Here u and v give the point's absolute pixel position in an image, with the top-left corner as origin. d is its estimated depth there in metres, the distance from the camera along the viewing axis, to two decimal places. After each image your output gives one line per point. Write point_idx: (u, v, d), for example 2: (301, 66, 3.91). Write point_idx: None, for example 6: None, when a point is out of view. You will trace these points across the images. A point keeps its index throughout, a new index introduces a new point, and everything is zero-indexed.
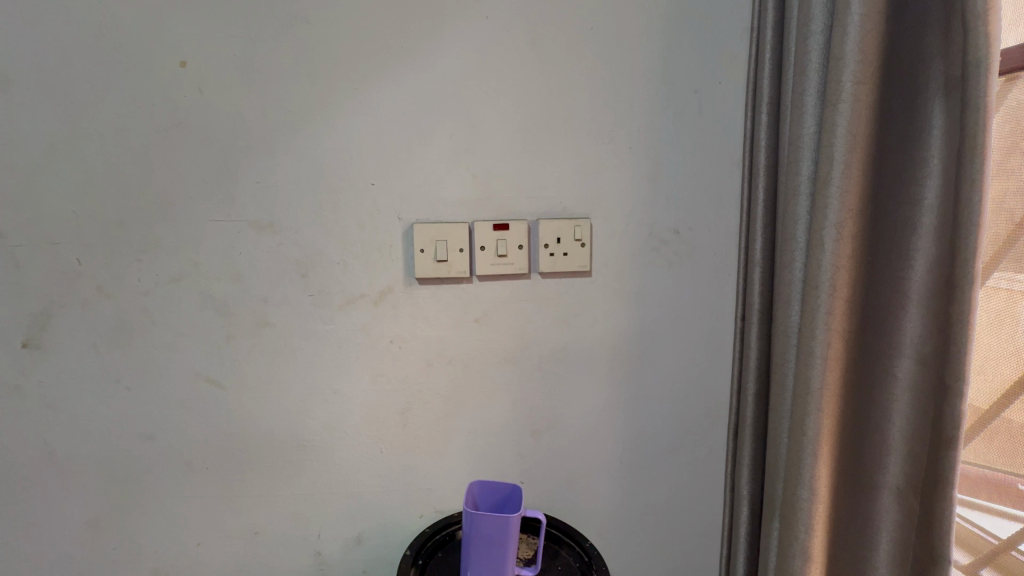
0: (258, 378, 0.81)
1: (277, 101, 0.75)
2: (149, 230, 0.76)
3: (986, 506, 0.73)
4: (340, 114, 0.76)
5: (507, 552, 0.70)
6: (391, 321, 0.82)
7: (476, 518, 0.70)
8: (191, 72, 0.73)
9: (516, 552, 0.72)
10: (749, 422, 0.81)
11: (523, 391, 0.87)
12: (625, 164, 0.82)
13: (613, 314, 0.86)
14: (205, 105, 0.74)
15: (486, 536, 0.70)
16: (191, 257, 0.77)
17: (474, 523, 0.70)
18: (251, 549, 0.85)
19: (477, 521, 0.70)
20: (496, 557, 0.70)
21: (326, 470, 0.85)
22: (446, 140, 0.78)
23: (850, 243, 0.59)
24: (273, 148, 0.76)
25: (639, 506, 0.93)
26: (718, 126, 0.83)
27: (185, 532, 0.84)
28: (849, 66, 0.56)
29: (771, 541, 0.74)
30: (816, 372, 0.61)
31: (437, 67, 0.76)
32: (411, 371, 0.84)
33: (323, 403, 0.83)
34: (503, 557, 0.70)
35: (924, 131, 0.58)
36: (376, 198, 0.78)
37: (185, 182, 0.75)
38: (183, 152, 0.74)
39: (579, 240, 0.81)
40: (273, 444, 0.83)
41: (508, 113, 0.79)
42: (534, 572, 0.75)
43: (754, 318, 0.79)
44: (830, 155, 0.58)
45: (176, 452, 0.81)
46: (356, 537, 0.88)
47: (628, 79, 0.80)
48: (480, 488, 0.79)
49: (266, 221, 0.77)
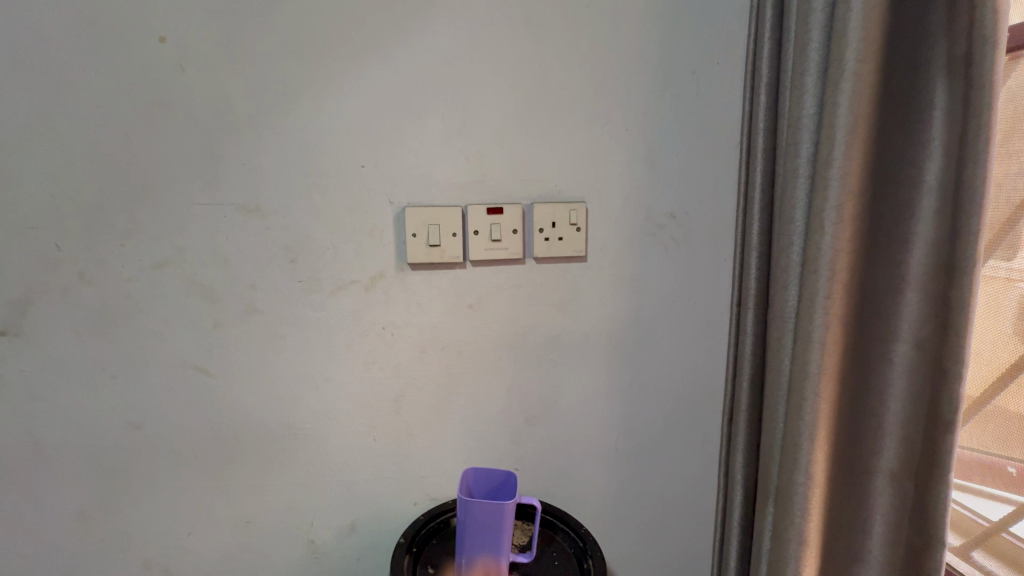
0: (247, 366, 0.79)
1: (262, 80, 0.72)
2: (131, 214, 0.73)
3: (980, 489, 0.73)
4: (328, 94, 0.73)
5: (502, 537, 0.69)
6: (383, 307, 0.80)
7: (469, 505, 0.69)
8: (171, 49, 0.70)
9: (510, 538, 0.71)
10: (744, 408, 0.81)
11: (518, 377, 0.86)
12: (621, 147, 0.80)
13: (608, 300, 0.85)
14: (187, 84, 0.71)
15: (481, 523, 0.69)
16: (176, 242, 0.75)
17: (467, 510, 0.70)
18: (243, 538, 0.85)
19: (470, 508, 0.69)
20: (489, 543, 0.70)
21: (319, 458, 0.84)
22: (438, 121, 0.76)
23: (851, 226, 0.58)
24: (258, 129, 0.73)
25: (634, 492, 0.93)
26: (716, 108, 0.81)
27: (175, 521, 0.82)
28: (853, 43, 0.54)
29: (765, 525, 0.74)
30: (814, 357, 0.61)
31: (428, 45, 0.74)
32: (405, 358, 0.82)
33: (315, 391, 0.82)
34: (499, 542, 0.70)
35: (926, 111, 0.56)
36: (367, 181, 0.76)
37: (167, 165, 0.73)
38: (164, 133, 0.72)
39: (575, 224, 0.80)
40: (264, 432, 0.82)
41: (502, 93, 0.76)
42: (528, 559, 0.74)
43: (750, 303, 0.78)
44: (831, 136, 0.57)
45: (164, 441, 0.80)
46: (349, 525, 0.87)
47: (625, 59, 0.78)
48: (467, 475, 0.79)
49: (253, 204, 0.75)
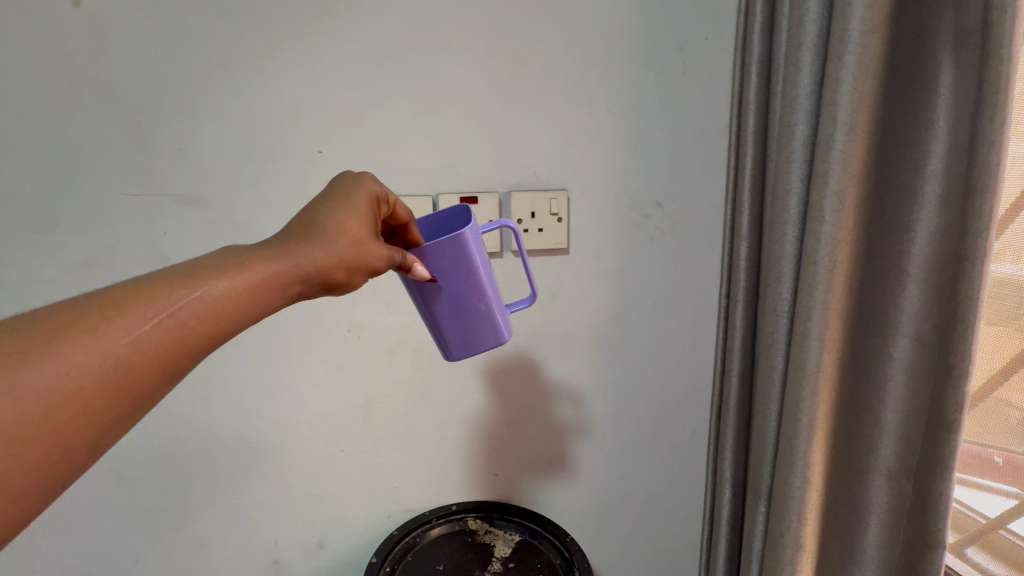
0: (193, 376, 0.71)
1: (196, 52, 0.63)
2: (46, 207, 0.63)
3: (978, 483, 0.66)
4: (275, 68, 0.65)
5: (486, 315, 0.53)
6: (347, 308, 0.73)
7: (436, 255, 0.50)
8: (87, 14, 0.60)
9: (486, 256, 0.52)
10: (733, 406, 0.77)
11: (496, 379, 0.80)
12: (604, 129, 0.74)
13: (592, 295, 0.80)
14: (106, 54, 0.61)
15: (442, 251, 0.50)
16: (103, 238, 0.65)
17: (433, 265, 0.50)
18: (199, 561, 0.78)
19: (437, 261, 0.50)
20: (456, 262, 0.50)
21: (280, 473, 0.77)
22: (403, 100, 0.68)
23: (852, 214, 0.53)
24: (195, 107, 0.64)
25: (619, 493, 0.89)
26: (704, 87, 0.76)
27: (120, 549, 0.74)
28: (858, 11, 0.49)
29: (756, 527, 0.71)
30: (811, 354, 0.57)
31: (389, 13, 0.66)
32: (372, 362, 0.76)
33: (273, 401, 0.74)
34: (478, 324, 0.53)
35: (930, 88, 0.52)
36: (324, 168, 0.68)
37: (88, 150, 0.63)
38: (82, 112, 0.62)
39: (555, 214, 0.74)
40: (217, 448, 0.74)
41: (472, 69, 0.69)
42: (531, 296, 0.59)
43: (739, 296, 0.74)
44: (833, 115, 0.52)
45: (100, 463, 0.71)
46: (318, 542, 0.81)
47: (607, 32, 0.71)
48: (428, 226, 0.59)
49: (192, 195, 0.66)
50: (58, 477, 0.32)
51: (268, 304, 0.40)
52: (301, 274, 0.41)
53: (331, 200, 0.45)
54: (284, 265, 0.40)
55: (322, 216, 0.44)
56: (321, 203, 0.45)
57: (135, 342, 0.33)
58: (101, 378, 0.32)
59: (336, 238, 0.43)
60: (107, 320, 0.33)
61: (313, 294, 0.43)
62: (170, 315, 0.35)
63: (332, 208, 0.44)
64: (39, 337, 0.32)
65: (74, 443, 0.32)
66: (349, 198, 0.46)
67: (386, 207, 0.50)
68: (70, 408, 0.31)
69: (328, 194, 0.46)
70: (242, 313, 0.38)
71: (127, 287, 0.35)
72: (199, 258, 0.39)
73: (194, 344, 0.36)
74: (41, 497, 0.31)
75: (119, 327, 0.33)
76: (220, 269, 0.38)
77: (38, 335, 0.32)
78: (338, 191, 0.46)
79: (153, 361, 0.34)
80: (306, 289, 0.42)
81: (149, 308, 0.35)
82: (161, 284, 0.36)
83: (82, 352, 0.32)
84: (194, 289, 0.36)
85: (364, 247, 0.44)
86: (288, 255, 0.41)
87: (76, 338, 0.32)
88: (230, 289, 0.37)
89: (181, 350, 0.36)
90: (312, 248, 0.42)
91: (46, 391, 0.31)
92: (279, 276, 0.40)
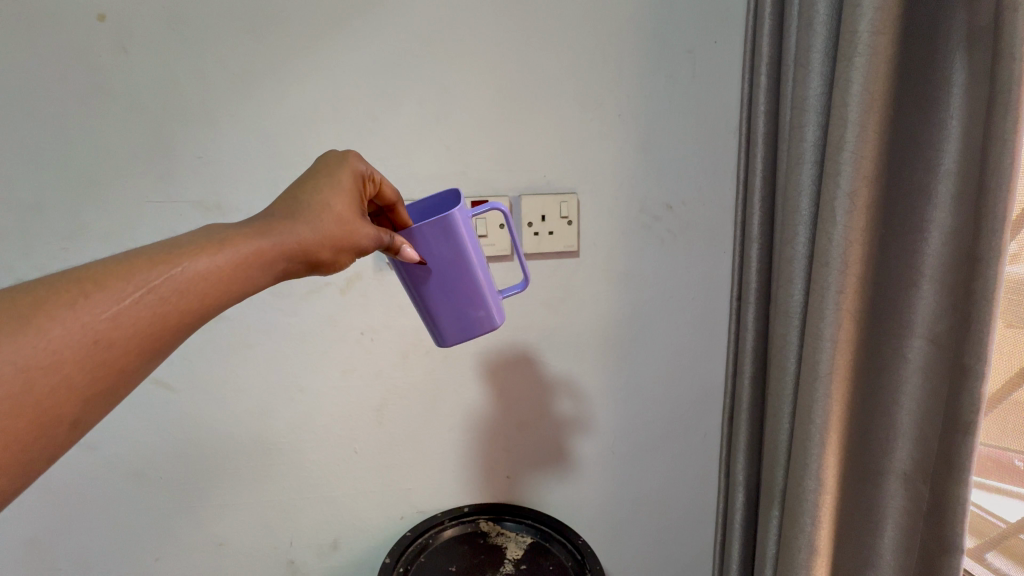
0: (212, 377, 0.73)
1: (215, 62, 0.65)
2: (73, 214, 0.66)
3: (997, 487, 0.65)
4: (292, 78, 0.66)
5: (478, 297, 0.54)
6: (361, 311, 0.74)
7: (424, 237, 0.50)
8: (113, 27, 0.62)
9: (474, 237, 0.52)
10: (745, 407, 0.77)
11: (508, 381, 0.81)
12: (613, 133, 0.75)
13: (603, 297, 0.80)
14: (129, 66, 0.63)
15: (429, 231, 0.50)
16: (126, 243, 0.67)
17: (422, 248, 0.51)
18: (216, 560, 0.79)
19: (425, 244, 0.50)
20: (443, 242, 0.50)
21: (296, 474, 0.78)
22: (415, 107, 0.70)
23: (863, 215, 0.53)
24: (214, 116, 0.66)
25: (631, 496, 0.89)
26: (713, 90, 0.76)
27: (140, 547, 0.76)
28: (867, 12, 0.49)
29: (770, 530, 0.70)
30: (824, 356, 0.56)
31: (401, 21, 0.67)
32: (386, 364, 0.77)
33: (289, 402, 0.76)
34: (471, 306, 0.54)
35: (942, 88, 0.52)
36: None
37: (113, 158, 0.65)
38: (106, 122, 0.64)
39: (565, 217, 0.75)
40: (234, 448, 0.76)
41: (483, 75, 0.70)
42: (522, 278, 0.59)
43: (751, 297, 0.73)
44: (843, 116, 0.52)
45: (122, 462, 0.73)
46: (332, 543, 0.82)
47: (616, 37, 0.72)
48: (419, 209, 0.59)
49: (212, 201, 0.68)
50: (45, 447, 0.33)
51: (252, 282, 0.41)
52: (285, 251, 0.42)
53: (318, 181, 0.46)
54: (268, 241, 0.41)
55: (308, 195, 0.45)
56: (307, 183, 0.46)
57: (117, 316, 0.35)
58: (83, 351, 0.34)
59: (322, 213, 0.44)
60: (89, 295, 0.34)
61: (300, 272, 0.44)
62: (152, 290, 0.36)
63: (317, 186, 0.46)
64: (19, 311, 0.33)
65: (58, 415, 0.33)
66: (335, 177, 0.47)
67: (373, 185, 0.51)
68: (53, 379, 0.33)
69: (314, 175, 0.47)
70: (226, 289, 0.39)
71: (107, 264, 0.37)
72: (184, 235, 0.41)
73: (178, 319, 0.37)
74: (29, 467, 0.33)
75: (99, 301, 0.34)
76: (203, 246, 0.39)
77: (21, 308, 0.33)
78: (325, 172, 0.48)
79: (135, 335, 0.35)
80: (292, 267, 0.43)
81: (126, 279, 0.36)
82: (143, 260, 0.37)
83: (64, 325, 0.33)
84: (177, 264, 0.37)
85: (351, 226, 0.45)
86: (272, 233, 0.42)
87: (58, 312, 0.33)
88: (212, 265, 0.39)
89: (164, 324, 0.37)
90: (297, 223, 0.43)
91: (28, 362, 0.32)
92: (262, 253, 0.41)
